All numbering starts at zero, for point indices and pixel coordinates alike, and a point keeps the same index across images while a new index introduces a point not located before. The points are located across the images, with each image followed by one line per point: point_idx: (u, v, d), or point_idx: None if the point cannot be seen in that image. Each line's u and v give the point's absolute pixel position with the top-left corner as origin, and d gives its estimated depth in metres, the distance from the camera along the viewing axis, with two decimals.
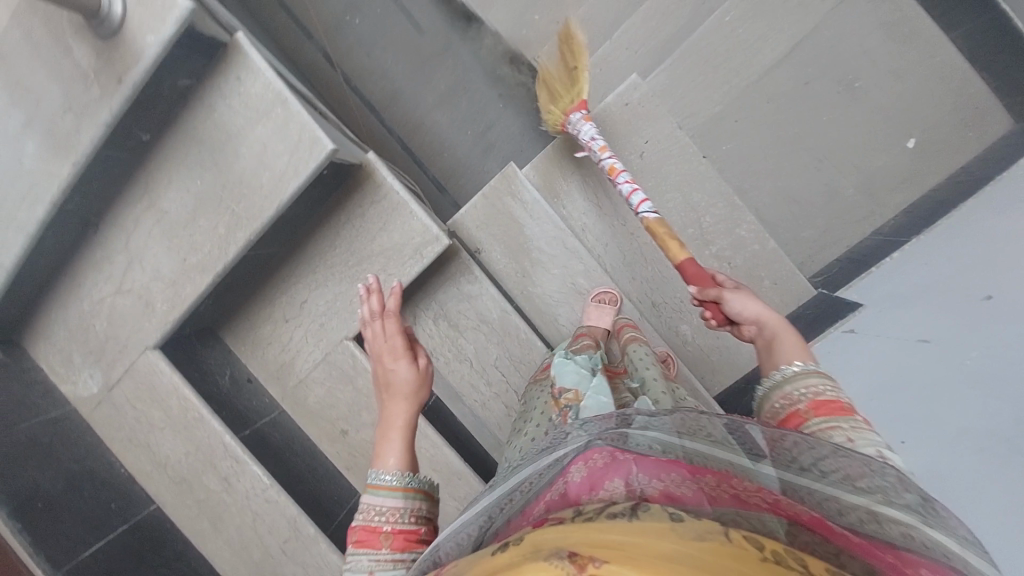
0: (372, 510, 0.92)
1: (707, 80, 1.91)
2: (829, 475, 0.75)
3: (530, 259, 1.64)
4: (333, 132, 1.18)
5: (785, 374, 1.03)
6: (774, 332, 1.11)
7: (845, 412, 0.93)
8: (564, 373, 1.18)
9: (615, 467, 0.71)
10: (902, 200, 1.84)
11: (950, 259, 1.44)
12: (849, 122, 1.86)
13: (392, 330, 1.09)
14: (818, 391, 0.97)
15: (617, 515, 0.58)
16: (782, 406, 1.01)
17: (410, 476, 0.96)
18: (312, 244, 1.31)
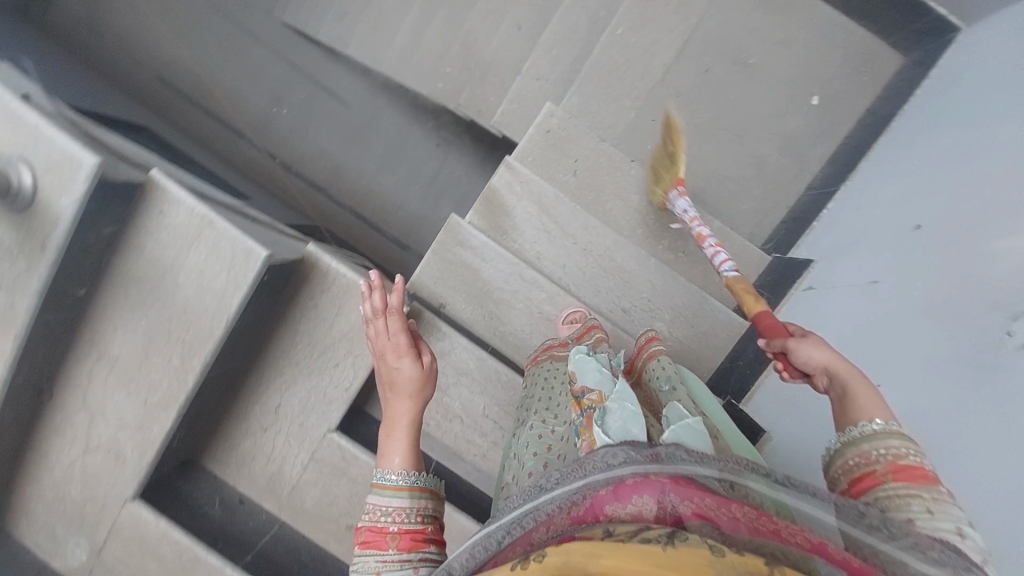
0: (378, 510, 0.99)
1: (616, 91, 2.03)
2: (899, 534, 0.67)
3: (494, 301, 1.66)
4: (267, 237, 1.20)
5: (866, 430, 0.88)
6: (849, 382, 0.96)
7: (929, 482, 0.79)
8: (586, 372, 1.18)
9: (648, 484, 0.76)
10: (824, 152, 1.93)
11: (875, 200, 1.53)
12: (755, 95, 1.96)
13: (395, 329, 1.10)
14: (901, 453, 0.83)
15: (652, 541, 0.63)
16: (856, 464, 0.87)
17: (415, 475, 1.01)
18: (273, 347, 1.31)
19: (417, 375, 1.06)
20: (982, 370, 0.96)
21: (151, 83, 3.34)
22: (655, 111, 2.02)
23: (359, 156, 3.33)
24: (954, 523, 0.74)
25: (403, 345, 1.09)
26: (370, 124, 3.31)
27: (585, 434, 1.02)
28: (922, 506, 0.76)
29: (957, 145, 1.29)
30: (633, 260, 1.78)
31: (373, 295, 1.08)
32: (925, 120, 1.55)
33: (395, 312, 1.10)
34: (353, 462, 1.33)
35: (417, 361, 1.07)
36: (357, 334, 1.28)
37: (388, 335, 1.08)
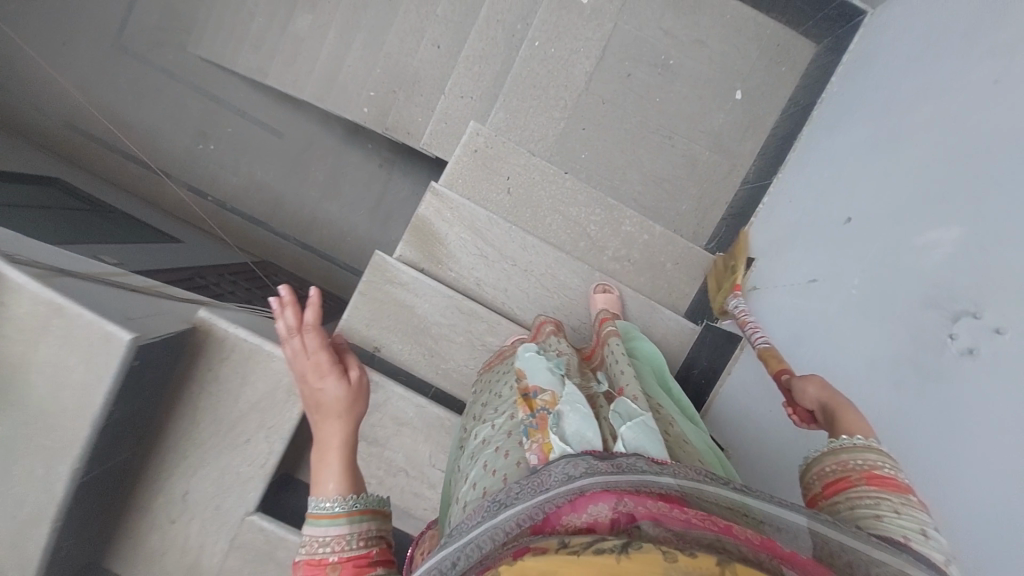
0: (314, 541, 0.81)
1: (541, 104, 1.97)
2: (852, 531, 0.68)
3: (432, 338, 1.54)
4: (142, 312, 1.04)
5: (848, 442, 0.86)
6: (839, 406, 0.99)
7: (901, 489, 0.78)
8: (538, 372, 1.06)
9: (605, 492, 0.69)
10: (753, 145, 1.93)
11: (805, 193, 1.51)
12: (679, 95, 1.94)
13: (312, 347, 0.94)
14: (877, 464, 0.82)
15: (605, 551, 0.55)
16: (831, 470, 0.85)
17: (355, 498, 0.85)
18: (173, 427, 1.16)
19: (345, 394, 0.93)
20: (928, 376, 0.90)
21: (56, 131, 3.10)
22: (585, 120, 1.97)
23: (299, 187, 3.18)
24: (921, 526, 0.72)
25: (326, 362, 0.95)
26: (304, 154, 3.16)
27: (537, 436, 0.89)
28: (892, 509, 0.75)
29: (881, 136, 1.25)
30: (576, 276, 1.70)
31: (284, 314, 0.94)
32: (839, 109, 1.55)
33: (309, 328, 0.96)
34: (279, 543, 1.20)
35: (344, 378, 0.95)
36: (268, 403, 1.15)
37: (306, 352, 0.94)
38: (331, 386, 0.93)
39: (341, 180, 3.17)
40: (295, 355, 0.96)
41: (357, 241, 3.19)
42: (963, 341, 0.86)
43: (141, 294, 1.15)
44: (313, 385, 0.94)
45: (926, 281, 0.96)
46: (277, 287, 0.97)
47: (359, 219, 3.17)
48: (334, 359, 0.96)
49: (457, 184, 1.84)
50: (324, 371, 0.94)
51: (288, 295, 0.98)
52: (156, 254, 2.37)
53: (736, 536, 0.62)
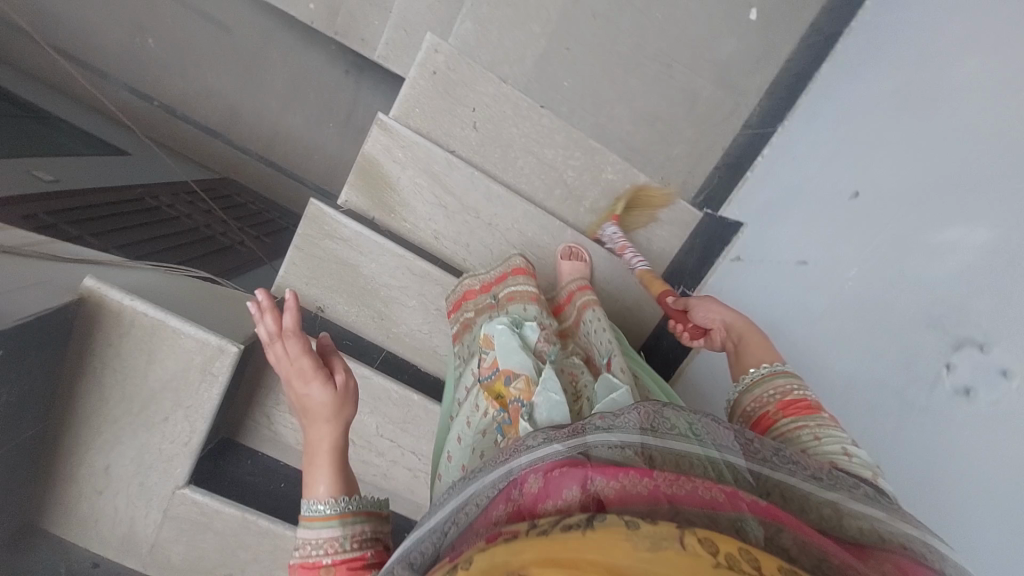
0: (306, 544, 0.71)
1: (519, 14, 1.64)
2: (794, 466, 0.66)
3: (381, 299, 1.40)
4: (9, 283, 0.89)
5: (759, 376, 0.95)
6: (745, 333, 1.05)
7: (811, 412, 0.87)
8: (507, 351, 0.95)
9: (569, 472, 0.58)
10: (764, 81, 1.64)
11: (807, 149, 1.32)
12: (685, 10, 1.61)
13: (295, 353, 0.80)
14: (785, 391, 0.91)
15: (571, 528, 0.46)
16: (752, 409, 0.94)
17: (349, 499, 0.74)
18: (81, 403, 1.05)
19: (333, 399, 0.80)
20: (913, 412, 0.89)
21: None
22: (571, 37, 1.65)
23: (254, 96, 2.78)
24: (841, 444, 0.81)
25: (310, 367, 0.80)
26: (256, 55, 2.71)
27: (510, 434, 0.81)
28: (811, 434, 0.84)
29: (908, 95, 1.05)
30: (547, 232, 1.52)
31: (260, 321, 0.80)
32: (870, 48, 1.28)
33: (292, 332, 0.81)
34: (216, 515, 1.16)
35: (331, 380, 0.81)
36: (180, 383, 1.06)
37: (289, 357, 0.80)
38: (317, 391, 0.79)
39: (299, 90, 2.75)
40: (278, 362, 0.82)
41: (325, 159, 2.89)
42: (961, 377, 0.83)
43: (14, 256, 0.98)
44: (297, 388, 0.80)
45: (930, 296, 0.89)
46: (251, 291, 0.79)
47: (325, 136, 2.83)
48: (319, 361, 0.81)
49: (414, 114, 1.55)
50: (308, 374, 0.80)
51: (267, 298, 0.82)
52: (76, 174, 2.10)
53: (701, 502, 0.54)
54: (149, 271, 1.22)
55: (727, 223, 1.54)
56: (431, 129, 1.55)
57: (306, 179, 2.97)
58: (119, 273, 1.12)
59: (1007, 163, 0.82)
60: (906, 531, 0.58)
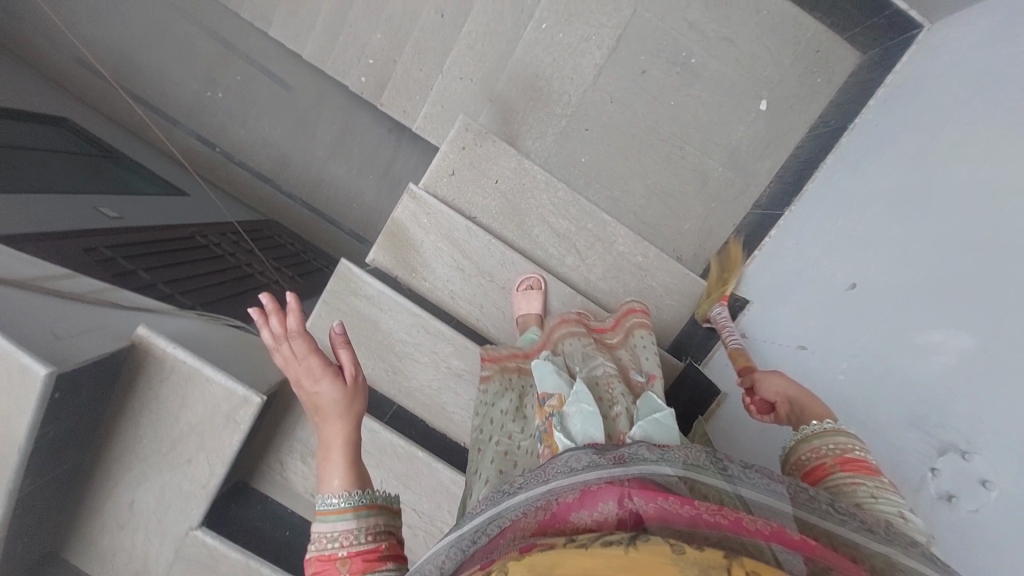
0: (322, 537, 0.78)
1: (543, 97, 1.82)
2: (850, 519, 0.63)
3: (396, 354, 1.48)
4: (74, 329, 1.02)
5: (819, 429, 0.90)
6: (805, 400, 1.00)
7: (873, 473, 0.81)
8: (545, 377, 1.06)
9: (607, 490, 0.66)
10: (772, 165, 1.73)
11: (805, 237, 1.39)
12: (697, 99, 1.75)
13: (301, 353, 0.80)
14: (849, 449, 0.85)
15: (613, 544, 0.51)
16: (808, 459, 0.88)
17: (361, 493, 0.81)
18: (118, 439, 1.15)
19: (343, 396, 0.82)
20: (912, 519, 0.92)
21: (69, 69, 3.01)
22: (590, 118, 1.80)
23: (304, 149, 3.05)
24: (897, 507, 0.75)
25: (319, 366, 0.81)
26: (310, 114, 3.00)
27: (546, 441, 0.92)
28: (869, 492, 0.78)
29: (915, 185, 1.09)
30: (558, 298, 1.58)
31: (267, 324, 0.78)
32: (873, 138, 1.34)
33: (298, 333, 0.80)
34: (222, 558, 1.20)
35: (341, 377, 0.83)
36: (207, 428, 1.15)
37: (296, 358, 0.80)
38: (328, 389, 0.82)
39: (343, 146, 3.01)
40: (286, 362, 0.82)
41: (360, 207, 3.11)
42: (945, 484, 0.86)
43: (82, 303, 1.13)
44: (307, 387, 0.82)
45: (917, 391, 0.93)
46: (259, 295, 0.78)
47: (363, 187, 3.06)
48: (328, 358, 0.82)
49: (442, 183, 1.70)
50: (318, 372, 0.81)
51: (271, 300, 0.80)
52: (140, 214, 2.35)
53: (747, 529, 0.57)
54: (191, 318, 1.35)
55: (735, 300, 1.57)
56: (455, 198, 1.69)
57: (342, 225, 3.20)
58: (169, 320, 1.26)
59: (989, 269, 0.87)
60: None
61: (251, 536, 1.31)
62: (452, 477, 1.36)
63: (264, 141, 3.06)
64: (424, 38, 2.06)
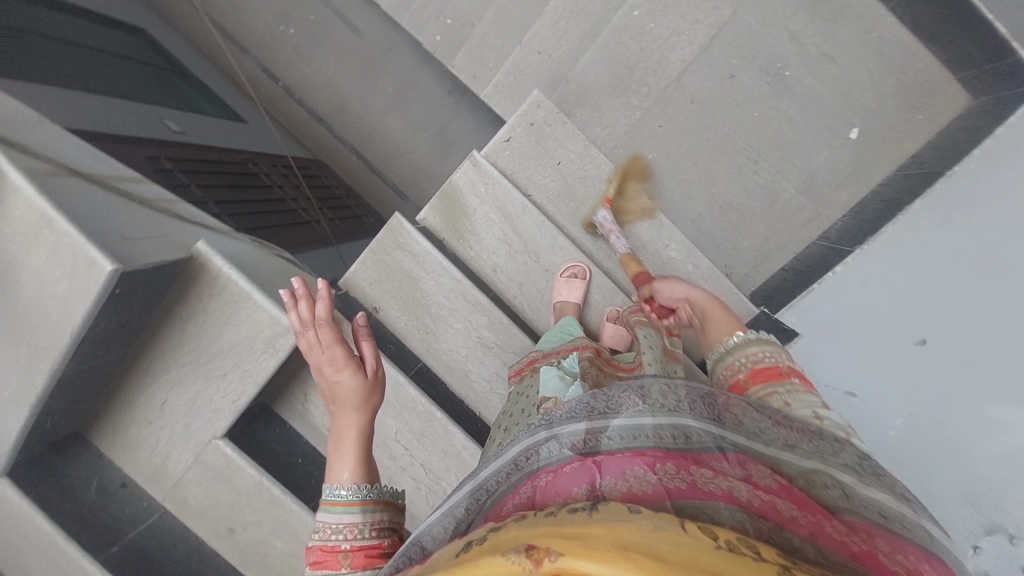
0: (327, 527, 0.76)
1: (620, 83, 1.75)
2: (777, 439, 0.69)
3: (430, 315, 1.49)
4: (139, 233, 1.04)
5: (730, 344, 0.98)
6: (705, 307, 1.10)
7: (782, 377, 0.88)
8: (546, 380, 1.07)
9: (576, 475, 0.59)
10: (849, 198, 1.64)
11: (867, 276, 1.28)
12: (782, 115, 1.66)
13: (327, 341, 0.84)
14: (756, 358, 0.93)
15: (578, 510, 0.50)
16: (727, 376, 0.96)
17: (370, 487, 0.80)
18: (160, 342, 1.19)
19: (363, 387, 0.85)
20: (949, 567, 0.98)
21: None
22: (665, 115, 1.72)
23: (366, 96, 3.05)
24: (809, 406, 0.82)
25: (342, 356, 0.85)
26: (377, 61, 2.99)
27: None
28: (782, 396, 0.85)
29: (989, 264, 1.05)
30: (599, 291, 1.55)
31: (295, 308, 0.85)
32: (984, 186, 1.15)
33: (324, 321, 0.86)
34: (237, 472, 1.26)
35: (362, 369, 0.86)
36: (246, 349, 1.18)
37: (322, 345, 0.84)
38: (348, 379, 0.85)
39: (403, 99, 2.99)
40: (310, 349, 0.86)
41: (408, 162, 3.10)
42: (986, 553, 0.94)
43: (148, 206, 1.16)
44: (327, 376, 0.85)
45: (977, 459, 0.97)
46: (291, 277, 0.85)
47: (415, 143, 3.05)
48: (351, 350, 0.86)
49: (506, 155, 1.67)
50: (341, 362, 0.85)
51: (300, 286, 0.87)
52: (201, 133, 2.40)
53: (708, 492, 0.54)
54: (244, 242, 1.38)
55: None
56: (515, 171, 1.66)
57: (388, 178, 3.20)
58: (224, 241, 1.28)
59: None
60: (881, 504, 0.62)
61: (266, 457, 1.37)
62: (465, 444, 1.38)
63: (329, 81, 3.07)
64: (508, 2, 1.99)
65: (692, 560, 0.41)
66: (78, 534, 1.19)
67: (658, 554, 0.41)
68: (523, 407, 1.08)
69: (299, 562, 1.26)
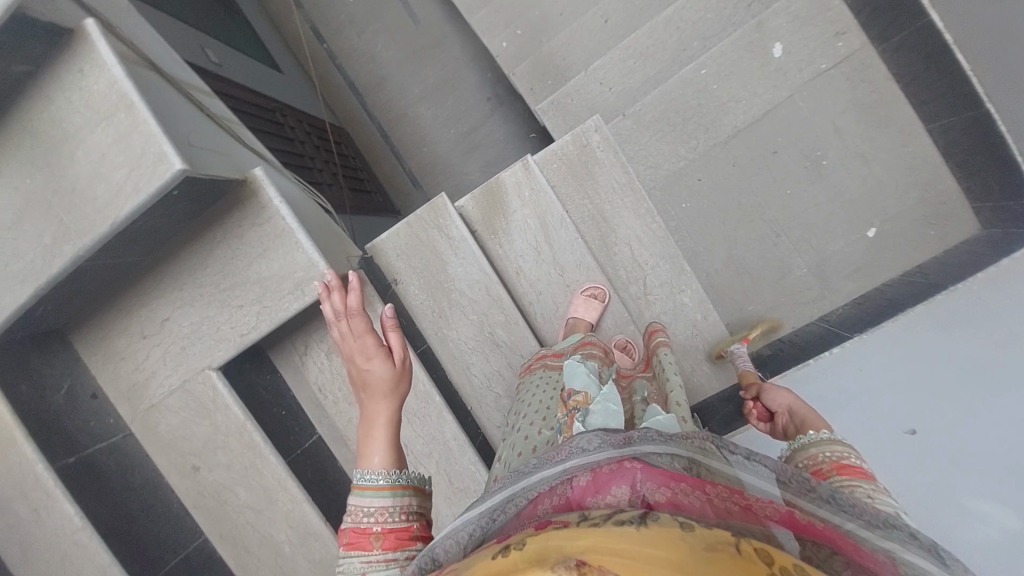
0: (358, 511, 0.74)
1: (673, 132, 1.83)
2: (849, 511, 0.61)
3: (449, 300, 1.50)
4: (203, 142, 1.04)
5: (814, 437, 0.92)
6: (805, 415, 1.02)
7: (869, 478, 0.81)
8: (574, 375, 1.08)
9: (621, 474, 0.61)
10: (853, 289, 1.77)
11: (863, 362, 1.33)
12: (809, 199, 1.80)
13: (358, 329, 0.86)
14: (843, 456, 0.86)
15: (624, 522, 0.47)
16: (805, 465, 0.90)
17: (399, 473, 0.77)
18: (183, 257, 1.16)
19: (391, 374, 0.82)
20: None
21: None
22: (706, 171, 1.84)
23: (414, 78, 3.07)
24: (892, 507, 0.76)
25: (372, 343, 0.84)
26: (433, 49, 3.02)
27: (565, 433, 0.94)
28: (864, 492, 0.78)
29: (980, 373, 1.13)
30: (613, 317, 1.60)
31: (330, 296, 0.87)
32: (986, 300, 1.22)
33: (356, 312, 0.87)
34: (222, 408, 1.20)
35: (391, 358, 0.84)
36: (273, 284, 1.16)
37: (353, 333, 0.85)
38: (378, 366, 0.83)
39: (448, 92, 3.04)
40: (343, 338, 0.87)
41: (436, 153, 3.12)
42: None
43: (213, 120, 1.16)
44: (359, 363, 0.84)
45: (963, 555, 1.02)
46: (321, 272, 0.89)
47: (448, 136, 3.08)
48: (381, 338, 0.85)
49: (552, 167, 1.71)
50: (371, 350, 0.84)
51: (334, 279, 0.91)
52: (237, 71, 2.37)
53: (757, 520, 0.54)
54: (290, 182, 1.37)
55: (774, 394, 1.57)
56: (557, 185, 1.71)
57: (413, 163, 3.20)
58: (277, 175, 1.28)
59: None
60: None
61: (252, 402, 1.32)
62: (455, 435, 1.36)
63: (378, 55, 3.08)
64: (582, 30, 2.05)
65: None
66: (40, 434, 1.07)
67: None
68: (538, 404, 1.09)
69: (259, 516, 1.22)
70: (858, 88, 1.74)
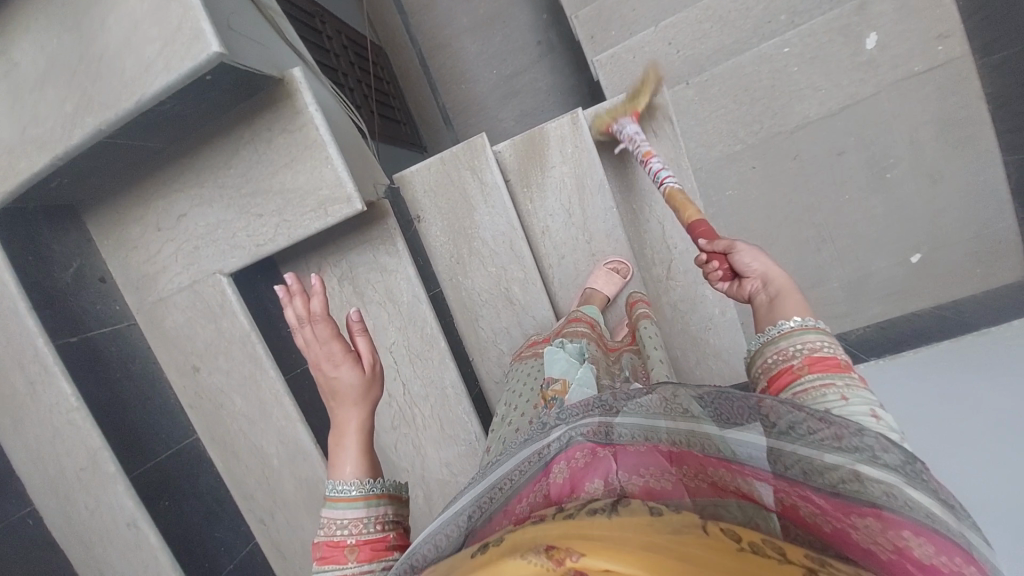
0: (331, 523, 0.72)
1: (735, 113, 1.70)
2: (807, 430, 0.53)
3: (469, 247, 1.46)
4: (243, 29, 0.96)
5: (783, 328, 0.77)
6: (783, 288, 0.84)
7: (843, 370, 0.70)
8: (553, 361, 1.05)
9: (595, 468, 0.57)
10: (881, 311, 1.73)
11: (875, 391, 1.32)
12: (860, 211, 1.70)
13: (322, 338, 0.77)
14: (816, 348, 0.73)
15: (597, 513, 0.44)
16: (773, 362, 0.76)
17: (374, 482, 0.75)
18: (205, 155, 1.10)
19: (361, 382, 0.77)
20: None
21: None
22: (758, 162, 1.73)
23: (465, 5, 2.85)
24: (869, 406, 0.65)
25: (339, 350, 0.77)
26: None
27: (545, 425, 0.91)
28: (837, 393, 0.67)
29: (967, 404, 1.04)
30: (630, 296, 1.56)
31: (291, 302, 0.77)
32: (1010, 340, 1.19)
33: (320, 317, 0.78)
34: (228, 315, 1.19)
35: (360, 364, 0.78)
36: (296, 199, 1.11)
37: (318, 341, 0.77)
38: (346, 375, 0.77)
39: (498, 27, 2.83)
40: (307, 345, 0.79)
41: (475, 91, 2.95)
42: None
43: (257, 9, 1.07)
44: (325, 371, 0.78)
45: None
46: (283, 274, 0.76)
47: (490, 75, 2.90)
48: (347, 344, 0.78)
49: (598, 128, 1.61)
50: (338, 357, 0.77)
51: (295, 281, 0.79)
52: None
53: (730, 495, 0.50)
54: (328, 93, 1.29)
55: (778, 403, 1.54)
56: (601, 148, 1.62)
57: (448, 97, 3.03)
58: (315, 82, 1.20)
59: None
60: (929, 505, 0.46)
61: None
62: (454, 383, 1.35)
63: None
64: None
65: (725, 560, 0.36)
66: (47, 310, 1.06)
67: (685, 555, 0.36)
68: (528, 389, 1.06)
69: (251, 426, 1.24)
70: (946, 99, 1.57)
